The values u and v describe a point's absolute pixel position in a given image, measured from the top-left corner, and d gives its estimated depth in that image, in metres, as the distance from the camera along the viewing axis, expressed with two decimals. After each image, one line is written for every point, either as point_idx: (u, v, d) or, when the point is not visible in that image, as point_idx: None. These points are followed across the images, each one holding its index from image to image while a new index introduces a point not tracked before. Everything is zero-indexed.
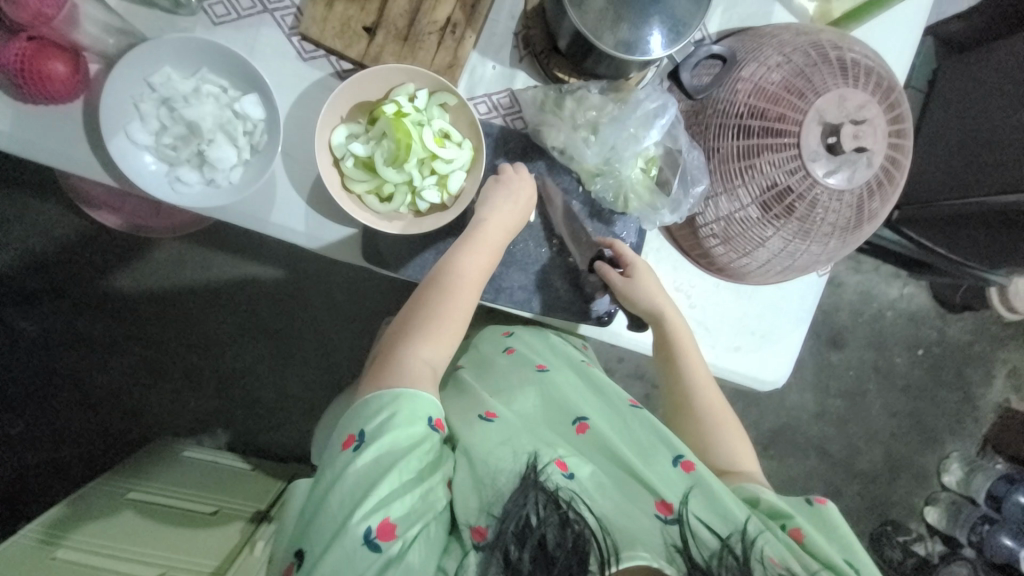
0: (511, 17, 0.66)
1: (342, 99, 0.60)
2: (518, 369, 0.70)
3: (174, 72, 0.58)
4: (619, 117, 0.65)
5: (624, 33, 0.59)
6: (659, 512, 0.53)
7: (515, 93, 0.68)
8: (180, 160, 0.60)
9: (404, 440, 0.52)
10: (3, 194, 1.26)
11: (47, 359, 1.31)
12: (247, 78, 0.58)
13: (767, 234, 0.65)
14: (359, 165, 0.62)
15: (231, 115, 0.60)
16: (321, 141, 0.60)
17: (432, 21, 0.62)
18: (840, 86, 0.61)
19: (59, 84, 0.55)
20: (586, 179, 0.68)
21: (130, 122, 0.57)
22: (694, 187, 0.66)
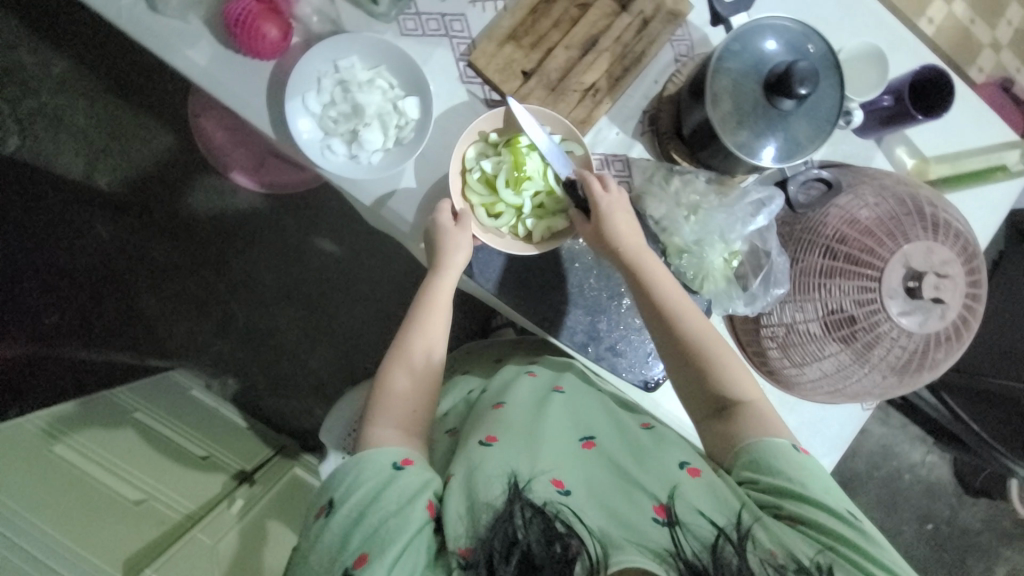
0: (644, 97, 0.74)
1: (490, 120, 0.67)
2: (534, 388, 0.69)
3: (358, 62, 0.67)
4: (720, 206, 0.71)
5: (743, 137, 0.65)
6: (655, 514, 0.53)
7: (629, 159, 0.75)
8: (335, 132, 0.67)
9: (368, 494, 0.53)
10: (131, 112, 1.38)
11: (107, 266, 1.39)
12: (416, 83, 0.67)
13: (825, 351, 0.68)
14: (481, 180, 0.68)
15: (391, 108, 0.67)
16: (456, 152, 0.67)
17: (580, 82, 0.70)
18: (928, 239, 0.66)
19: (268, 44, 0.64)
20: (672, 253, 0.73)
21: (308, 91, 0.66)
22: (774, 288, 0.70)
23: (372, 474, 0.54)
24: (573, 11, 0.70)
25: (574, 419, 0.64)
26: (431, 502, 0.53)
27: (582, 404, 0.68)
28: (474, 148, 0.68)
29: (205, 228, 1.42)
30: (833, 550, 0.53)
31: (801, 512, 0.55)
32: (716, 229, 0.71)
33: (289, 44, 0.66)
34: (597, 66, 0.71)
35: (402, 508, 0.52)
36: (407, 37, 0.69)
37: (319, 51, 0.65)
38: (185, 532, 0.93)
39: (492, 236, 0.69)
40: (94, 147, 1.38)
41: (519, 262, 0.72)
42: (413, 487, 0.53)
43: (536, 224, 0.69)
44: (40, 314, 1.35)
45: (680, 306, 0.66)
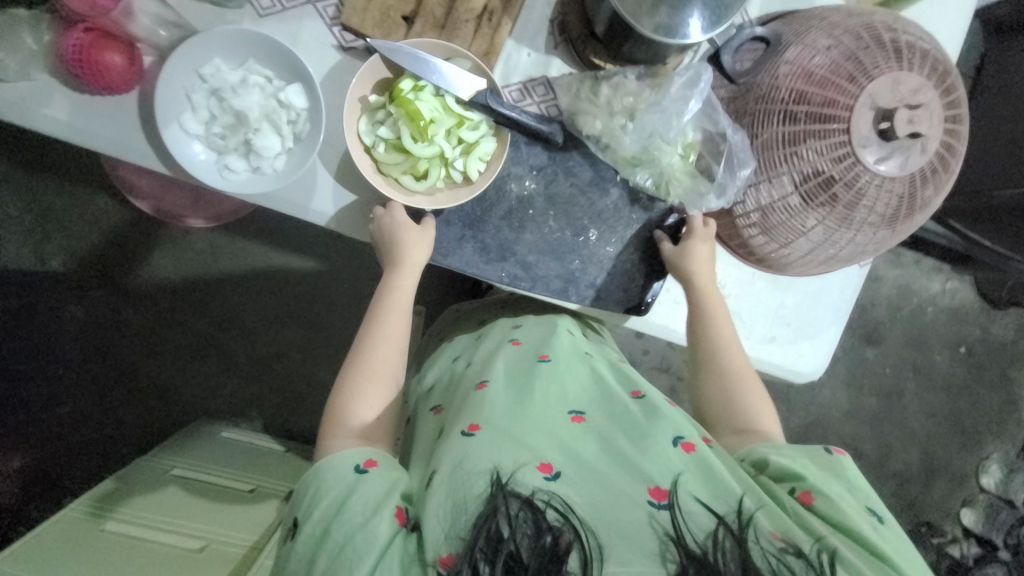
0: (547, 3, 0.66)
1: (366, 74, 0.61)
2: (519, 362, 0.67)
3: (223, 64, 0.60)
4: (648, 103, 0.65)
5: (664, 16, 0.58)
6: (652, 498, 0.51)
7: (549, 80, 0.68)
8: (228, 148, 0.62)
9: (334, 503, 0.54)
10: (54, 184, 1.32)
11: (95, 343, 1.39)
12: (292, 68, 0.60)
13: (809, 224, 0.63)
14: (390, 148, 0.63)
15: (275, 103, 0.62)
16: (349, 133, 0.61)
17: (470, 9, 0.62)
18: (893, 70, 0.58)
19: (116, 75, 0.57)
20: (626, 168, 0.67)
21: (182, 112, 0.60)
22: (739, 171, 0.64)
23: (334, 483, 0.55)
24: None
25: (562, 394, 0.62)
26: (398, 508, 0.53)
27: (568, 372, 0.66)
28: (365, 120, 0.62)
29: (174, 280, 1.40)
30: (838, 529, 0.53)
31: (816, 494, 0.55)
32: (653, 129, 0.65)
33: (142, 67, 0.60)
34: None
35: (370, 518, 0.52)
36: (267, 18, 0.62)
37: (174, 64, 0.58)
38: (255, 560, 0.98)
39: (429, 197, 0.64)
40: (34, 232, 1.33)
41: (472, 227, 0.69)
42: (379, 492, 0.54)
43: (465, 161, 0.64)
44: (51, 404, 1.37)
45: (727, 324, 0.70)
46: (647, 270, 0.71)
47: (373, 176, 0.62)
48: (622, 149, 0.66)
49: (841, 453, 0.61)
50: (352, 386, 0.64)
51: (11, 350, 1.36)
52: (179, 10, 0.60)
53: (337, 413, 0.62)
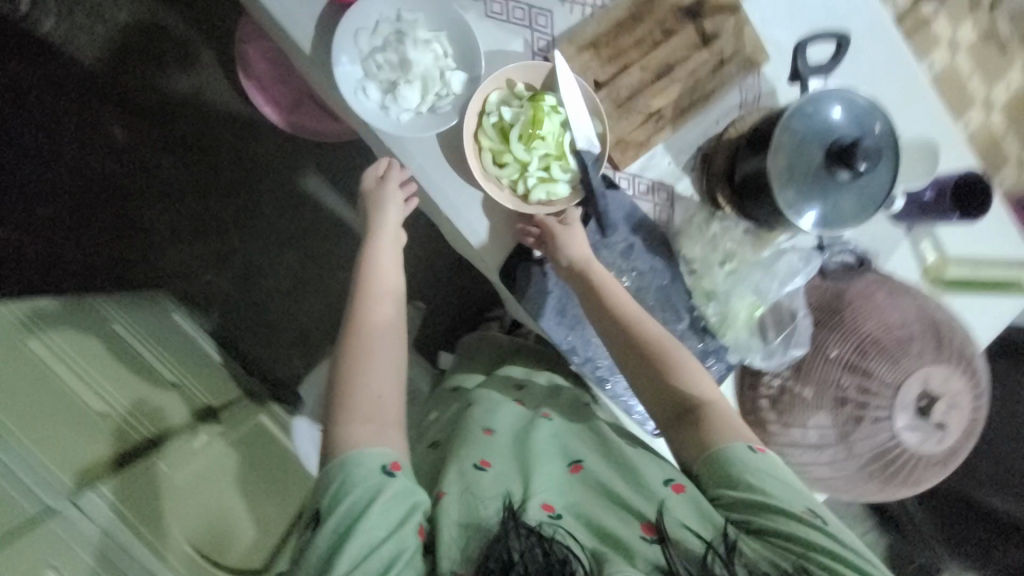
0: (703, 135, 0.75)
1: (528, 73, 0.67)
2: (522, 417, 0.72)
3: (422, 20, 0.66)
4: (757, 266, 0.72)
5: (789, 196, 0.65)
6: (643, 533, 0.55)
7: (675, 192, 0.75)
8: (374, 77, 0.66)
9: (355, 503, 0.54)
10: (175, 19, 1.32)
11: (114, 168, 1.34)
12: (469, 61, 0.67)
13: (812, 421, 0.71)
14: (497, 127, 0.67)
15: (436, 75, 0.66)
16: (479, 93, 0.66)
17: (647, 105, 0.71)
18: (948, 367, 0.69)
19: None
20: (699, 296, 0.74)
21: (362, 29, 0.65)
22: (793, 348, 0.72)
23: (359, 479, 0.55)
24: (655, 34, 0.70)
25: (562, 442, 0.67)
26: (421, 527, 0.56)
27: (565, 430, 0.70)
28: (499, 94, 0.67)
29: (222, 156, 1.37)
30: (803, 559, 0.53)
31: (768, 524, 0.55)
32: (754, 285, 0.72)
33: None
34: (665, 94, 0.71)
35: (390, 532, 0.54)
36: (491, 19, 0.69)
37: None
38: (144, 462, 0.90)
39: (488, 182, 0.68)
40: (126, 47, 1.32)
41: (563, 288, 0.74)
42: (402, 506, 0.55)
43: (537, 184, 0.68)
44: (38, 198, 1.31)
45: (631, 321, 0.66)
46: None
47: (468, 135, 0.67)
48: (705, 280, 0.73)
49: (764, 451, 0.60)
50: (356, 387, 0.61)
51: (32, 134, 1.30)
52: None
53: (343, 382, 0.62)
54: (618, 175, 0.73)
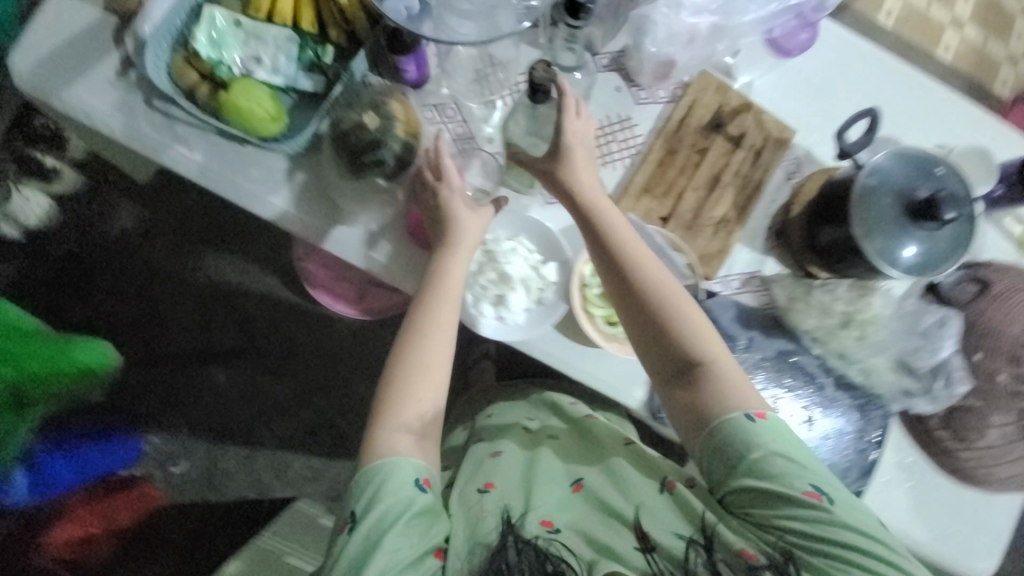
0: (766, 216, 0.81)
1: None
2: (568, 435, 0.77)
3: (501, 233, 0.76)
4: (879, 322, 0.75)
5: (879, 246, 0.67)
6: (682, 536, 0.59)
7: (765, 275, 0.80)
8: (482, 295, 0.74)
9: (393, 510, 0.58)
10: (232, 258, 1.35)
11: (223, 409, 1.31)
12: (553, 249, 0.75)
13: (985, 423, 0.74)
14: (601, 294, 0.74)
15: (533, 273, 0.74)
16: (576, 271, 0.74)
17: (712, 216, 0.77)
18: None
19: None
20: (832, 359, 0.77)
21: None
22: (952, 385, 0.73)
23: (394, 489, 0.59)
24: (694, 157, 0.77)
25: (563, 465, 0.71)
26: (439, 549, 0.59)
27: (586, 440, 0.75)
28: (592, 266, 0.74)
29: (312, 360, 1.35)
30: (767, 526, 0.56)
31: (774, 511, 0.56)
32: (880, 333, 0.75)
33: None
34: (723, 199, 0.78)
35: (401, 560, 0.56)
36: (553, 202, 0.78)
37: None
38: None
39: (609, 340, 0.73)
40: (197, 295, 1.34)
41: None
42: (426, 509, 0.59)
43: None
44: (166, 466, 1.29)
45: (663, 285, 0.63)
46: (858, 467, 0.77)
47: (578, 308, 0.73)
48: (834, 343, 0.76)
49: (764, 415, 0.59)
50: (397, 402, 0.64)
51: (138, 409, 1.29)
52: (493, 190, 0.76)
53: (385, 410, 0.63)
54: (712, 283, 0.79)
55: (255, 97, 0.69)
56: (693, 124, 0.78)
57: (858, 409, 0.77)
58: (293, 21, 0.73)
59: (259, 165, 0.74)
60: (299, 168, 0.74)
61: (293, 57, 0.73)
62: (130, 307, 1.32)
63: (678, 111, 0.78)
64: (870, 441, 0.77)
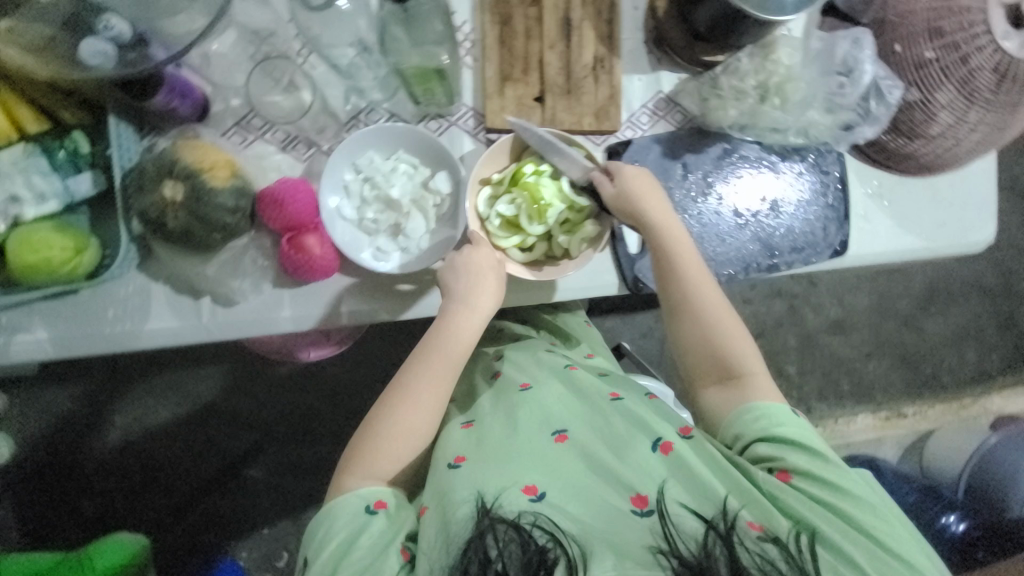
0: (638, 29, 0.71)
1: (495, 152, 0.65)
2: (542, 371, 0.72)
3: (377, 154, 0.65)
4: (797, 76, 0.69)
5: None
6: (636, 507, 0.55)
7: (666, 94, 0.72)
8: (378, 230, 0.65)
9: (342, 541, 0.56)
10: (193, 375, 1.27)
11: (284, 494, 1.29)
12: (437, 155, 0.65)
13: (934, 107, 0.70)
14: (503, 224, 0.65)
15: (422, 191, 0.65)
16: (468, 209, 0.64)
17: (584, 65, 0.68)
18: None
19: (320, 262, 0.61)
20: (764, 135, 0.72)
21: (341, 202, 0.64)
22: (891, 92, 0.69)
23: (343, 519, 0.58)
24: (532, 12, 0.66)
25: (545, 414, 0.65)
26: (404, 547, 0.56)
27: (548, 396, 0.67)
28: (482, 199, 0.65)
29: (334, 415, 1.29)
30: (783, 502, 0.57)
31: (796, 476, 0.59)
32: (803, 87, 0.70)
33: (335, 248, 0.63)
34: (586, 40, 0.67)
35: (376, 560, 0.55)
36: (418, 146, 0.65)
37: (341, 232, 0.64)
38: None
39: (527, 268, 0.66)
40: (188, 417, 1.27)
41: None
42: (383, 534, 0.57)
43: (566, 240, 0.66)
44: (270, 564, 1.28)
45: (694, 267, 0.67)
46: (834, 217, 0.75)
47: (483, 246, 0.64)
48: (763, 121, 0.71)
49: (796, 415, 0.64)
50: (380, 436, 0.62)
51: (203, 541, 1.27)
52: (332, 166, 0.63)
53: (362, 441, 0.62)
54: (621, 132, 0.71)
55: (41, 242, 0.56)
56: None
57: (814, 165, 0.75)
58: (18, 132, 0.59)
59: (111, 301, 0.63)
60: (153, 282, 0.63)
61: (49, 171, 0.59)
62: (132, 470, 1.26)
63: None
64: (832, 188, 0.75)
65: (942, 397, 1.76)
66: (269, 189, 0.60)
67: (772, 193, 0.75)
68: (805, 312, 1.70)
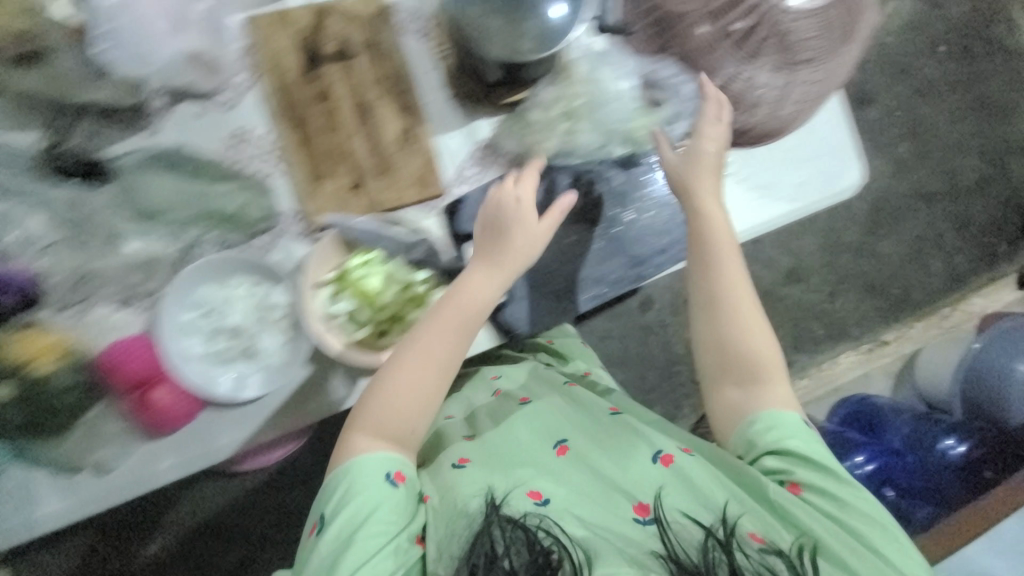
0: (441, 87, 0.71)
1: (323, 252, 0.64)
2: (545, 388, 0.72)
3: (209, 286, 0.65)
4: (597, 96, 0.71)
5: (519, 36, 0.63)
6: (638, 516, 0.55)
7: (486, 141, 0.72)
8: (230, 359, 0.66)
9: (354, 514, 0.53)
10: None
11: None
12: (267, 271, 0.65)
13: (737, 79, 0.72)
14: (348, 319, 0.65)
15: (262, 309, 0.66)
16: (310, 315, 0.62)
17: (392, 141, 0.68)
18: None
19: (171, 412, 0.63)
20: (595, 152, 0.72)
21: (186, 341, 0.65)
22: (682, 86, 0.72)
23: (360, 488, 0.55)
24: (325, 107, 0.66)
25: (549, 424, 0.65)
26: (418, 537, 0.55)
27: (551, 410, 0.68)
28: (321, 301, 0.64)
29: None
30: (791, 516, 0.56)
31: (809, 482, 0.58)
32: (608, 103, 0.71)
33: (185, 394, 0.64)
34: (386, 116, 0.68)
35: (386, 544, 0.53)
36: (247, 268, 0.65)
37: (194, 374, 0.64)
38: None
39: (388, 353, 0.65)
40: None
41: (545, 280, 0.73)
42: (398, 511, 0.54)
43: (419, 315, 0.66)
44: None
45: (720, 250, 0.67)
46: None
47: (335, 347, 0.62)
48: (584, 144, 0.71)
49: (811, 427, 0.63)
50: (398, 403, 0.59)
51: None
52: (163, 314, 0.63)
53: (372, 409, 0.59)
54: (453, 190, 0.72)
55: None
56: (291, 78, 0.66)
57: (655, 164, 0.75)
58: None
59: None
60: (27, 473, 0.63)
61: None
62: None
63: (268, 81, 0.66)
64: None
65: (922, 315, 1.72)
66: (104, 348, 0.63)
67: (625, 202, 0.74)
68: (757, 269, 1.66)
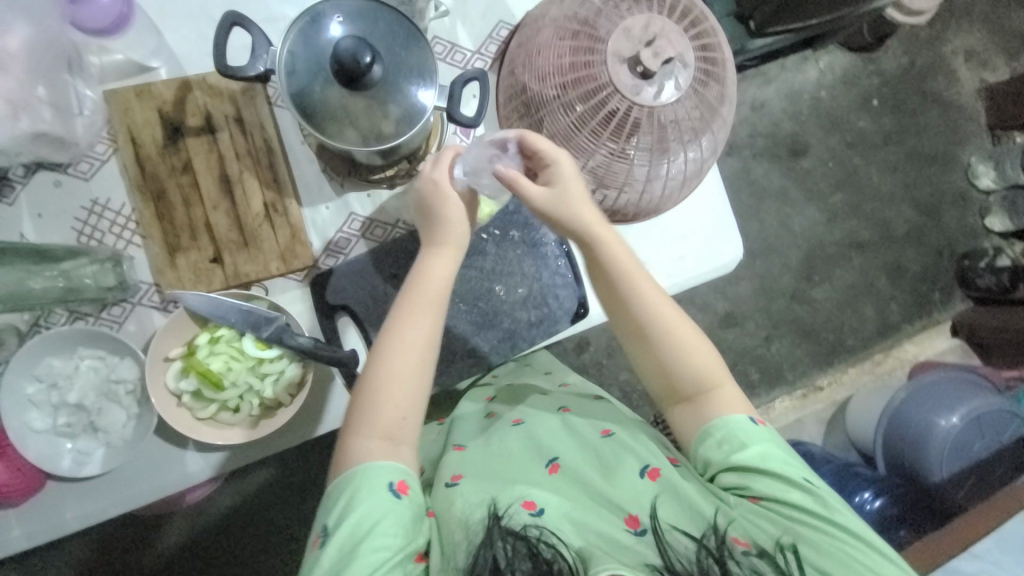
0: (311, 160, 0.71)
1: (171, 329, 0.64)
2: (543, 405, 0.69)
3: (55, 359, 0.64)
4: None
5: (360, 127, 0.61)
6: (630, 527, 0.53)
7: (360, 214, 0.72)
8: (76, 432, 0.65)
9: (355, 524, 0.52)
10: None
11: None
12: (117, 347, 0.64)
13: (607, 161, 0.69)
14: (198, 397, 0.65)
15: (112, 384, 0.65)
16: (158, 392, 0.63)
17: (255, 215, 0.68)
18: (620, 23, 0.64)
19: (14, 488, 0.61)
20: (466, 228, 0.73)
21: (28, 414, 0.63)
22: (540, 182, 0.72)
23: (364, 491, 0.53)
24: (186, 180, 0.66)
25: (538, 442, 0.63)
26: (418, 552, 0.54)
27: (544, 427, 0.64)
28: (168, 379, 0.64)
29: None
30: (778, 516, 0.55)
31: (774, 494, 0.55)
32: None
33: (31, 470, 0.62)
34: (250, 189, 0.68)
35: (380, 571, 0.50)
36: (95, 341, 0.64)
37: (35, 449, 0.62)
38: None
39: (241, 429, 0.66)
40: None
41: None
42: (396, 521, 0.52)
43: (273, 391, 0.66)
44: None
45: (624, 268, 0.62)
46: (565, 283, 0.76)
47: (183, 426, 0.63)
48: None
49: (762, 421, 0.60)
50: (388, 390, 0.57)
51: None
52: (7, 386, 0.61)
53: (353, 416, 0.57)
54: (321, 262, 0.72)
55: None
56: (152, 151, 0.66)
57: (530, 239, 0.76)
58: None
59: None
60: None
61: None
62: None
63: (127, 153, 0.65)
64: (557, 256, 0.76)
65: (855, 361, 1.52)
66: None
67: (499, 276, 0.76)
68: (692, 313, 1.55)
